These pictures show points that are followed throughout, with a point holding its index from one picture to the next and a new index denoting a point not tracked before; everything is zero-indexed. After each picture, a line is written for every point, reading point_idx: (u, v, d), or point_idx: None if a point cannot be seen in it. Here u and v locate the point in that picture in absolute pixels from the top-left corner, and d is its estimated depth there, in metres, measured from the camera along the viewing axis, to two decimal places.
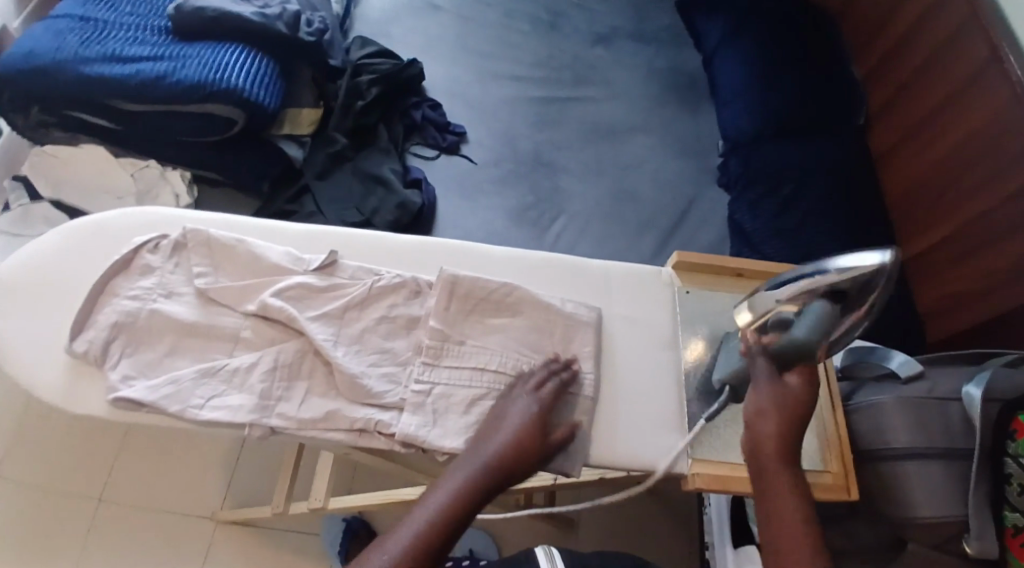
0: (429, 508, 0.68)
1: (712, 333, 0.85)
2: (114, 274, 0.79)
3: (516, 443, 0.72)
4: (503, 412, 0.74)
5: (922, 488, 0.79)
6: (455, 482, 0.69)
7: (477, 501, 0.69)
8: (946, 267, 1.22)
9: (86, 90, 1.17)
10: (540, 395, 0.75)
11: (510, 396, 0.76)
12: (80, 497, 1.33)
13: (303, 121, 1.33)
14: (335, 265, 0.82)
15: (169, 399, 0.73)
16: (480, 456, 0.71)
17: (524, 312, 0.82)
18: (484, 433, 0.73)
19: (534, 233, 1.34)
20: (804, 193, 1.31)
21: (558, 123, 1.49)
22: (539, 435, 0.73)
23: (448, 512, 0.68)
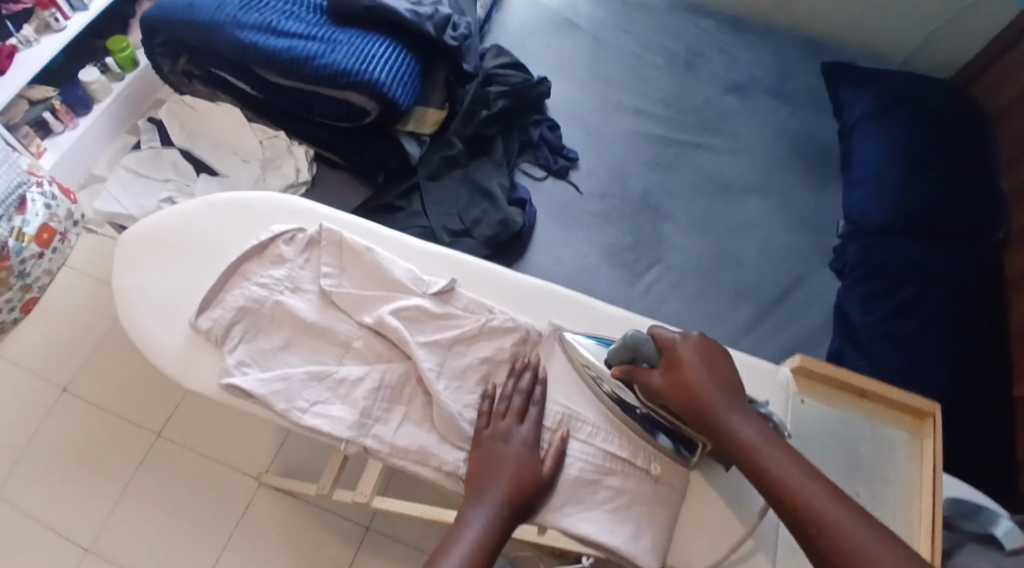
0: (449, 562, 0.66)
1: (814, 443, 0.90)
2: (248, 258, 0.82)
3: (517, 482, 0.72)
4: (489, 448, 0.74)
5: None
6: (472, 530, 0.69)
7: (491, 550, 0.68)
8: None
9: (240, 55, 1.20)
10: (528, 430, 0.75)
11: (499, 431, 0.75)
12: (142, 428, 1.36)
13: (428, 121, 1.34)
14: (452, 292, 0.83)
15: (278, 395, 0.74)
16: (489, 499, 0.70)
17: None
18: (482, 472, 0.72)
19: (627, 276, 1.34)
20: (916, 301, 1.30)
21: (675, 170, 1.48)
22: (529, 469, 0.73)
23: (467, 565, 0.66)
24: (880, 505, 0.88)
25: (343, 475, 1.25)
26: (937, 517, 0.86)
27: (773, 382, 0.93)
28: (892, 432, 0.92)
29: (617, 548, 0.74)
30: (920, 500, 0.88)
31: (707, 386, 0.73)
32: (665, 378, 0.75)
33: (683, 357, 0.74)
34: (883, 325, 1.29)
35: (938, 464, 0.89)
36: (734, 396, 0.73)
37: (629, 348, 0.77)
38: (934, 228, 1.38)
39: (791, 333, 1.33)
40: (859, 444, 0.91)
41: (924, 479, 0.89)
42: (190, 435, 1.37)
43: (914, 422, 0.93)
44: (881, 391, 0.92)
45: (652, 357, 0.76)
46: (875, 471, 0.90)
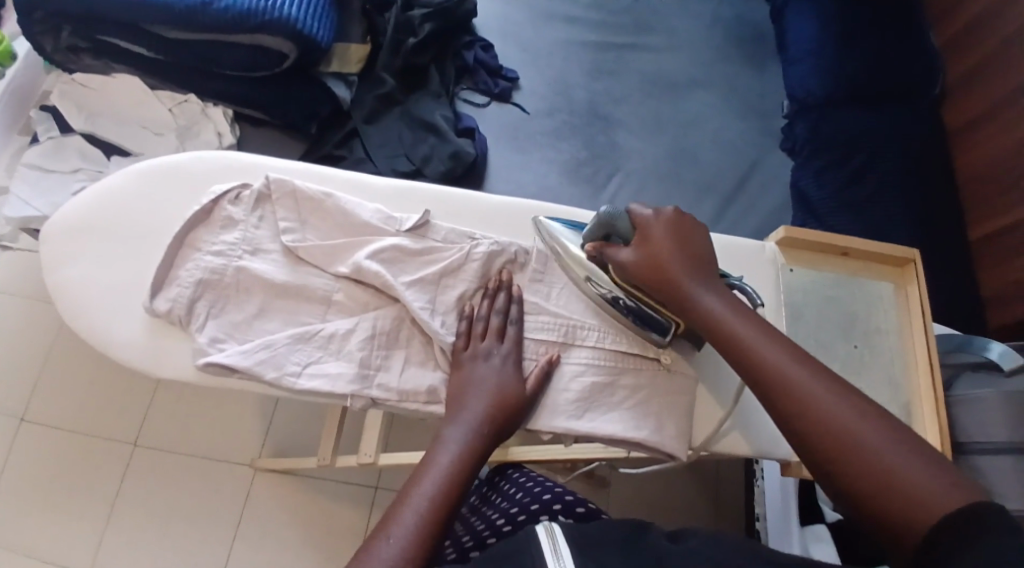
0: (423, 483, 0.62)
1: (813, 311, 0.88)
2: (194, 225, 0.73)
3: (496, 400, 0.68)
4: (467, 369, 0.70)
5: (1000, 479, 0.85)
6: (446, 455, 0.64)
7: (473, 468, 0.65)
8: (1006, 257, 1.25)
9: (129, 15, 1.07)
10: (507, 349, 0.71)
11: (478, 351, 0.70)
12: (115, 440, 1.27)
13: (352, 59, 1.25)
14: (428, 226, 0.76)
15: (265, 365, 0.68)
16: (465, 421, 0.66)
17: None
18: (456, 396, 0.68)
19: (588, 190, 1.30)
20: (873, 164, 1.30)
21: (618, 74, 1.42)
22: (509, 387, 0.69)
23: (443, 488, 0.62)
24: (882, 357, 0.87)
25: (341, 441, 1.21)
26: (934, 356, 0.86)
27: (759, 259, 0.90)
28: (880, 285, 0.91)
29: (648, 441, 0.71)
30: (916, 344, 0.88)
31: (677, 267, 0.69)
32: (637, 255, 0.70)
33: (653, 240, 0.70)
34: (842, 193, 1.28)
35: (927, 309, 0.88)
36: (703, 272, 0.69)
37: (604, 225, 0.73)
38: (883, 90, 1.36)
39: (759, 217, 1.32)
40: (853, 302, 0.89)
41: (915, 324, 0.88)
42: (167, 436, 1.28)
43: (897, 272, 0.92)
44: (866, 247, 0.90)
45: (626, 234, 0.72)
46: (870, 325, 0.88)
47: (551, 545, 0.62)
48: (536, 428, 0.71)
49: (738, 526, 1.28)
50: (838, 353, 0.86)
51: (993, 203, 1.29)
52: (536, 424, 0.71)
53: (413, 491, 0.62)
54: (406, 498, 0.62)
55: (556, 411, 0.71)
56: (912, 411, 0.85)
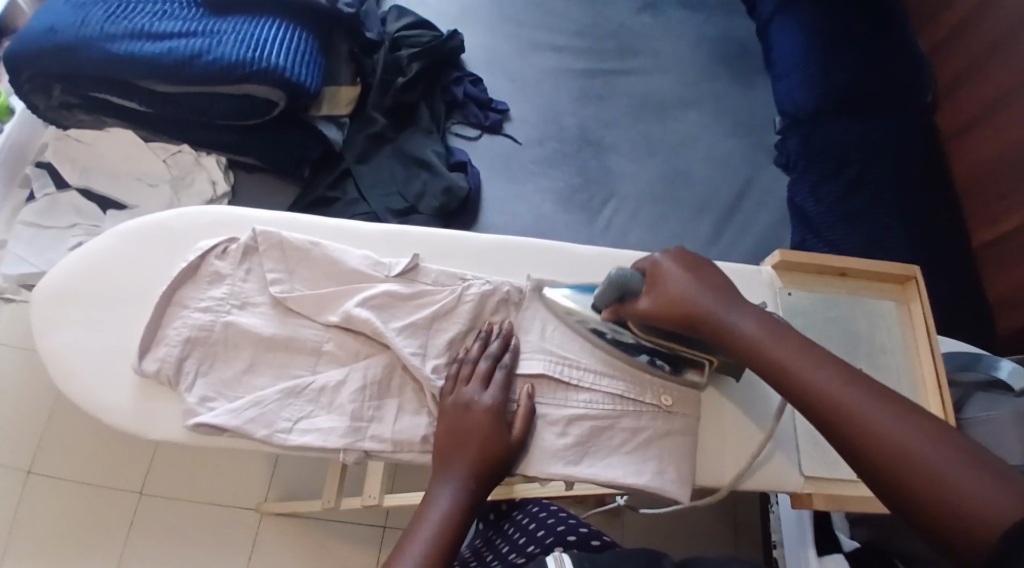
0: (415, 544, 0.63)
1: (816, 331, 0.87)
2: (181, 282, 0.73)
3: (484, 452, 0.67)
4: (456, 416, 0.68)
5: None
6: (437, 512, 0.65)
7: (461, 527, 0.65)
8: (1010, 262, 1.24)
9: (117, 72, 1.08)
10: (493, 393, 0.69)
11: (462, 397, 0.68)
12: (122, 490, 1.25)
13: (342, 99, 1.25)
14: (417, 269, 0.76)
15: (255, 423, 0.67)
16: (454, 476, 0.66)
17: None
18: (444, 448, 0.67)
19: (584, 217, 1.29)
20: (866, 178, 1.29)
21: (607, 99, 1.42)
22: (495, 439, 0.67)
23: (437, 544, 0.63)
24: (886, 376, 0.85)
25: (346, 484, 1.19)
26: (940, 372, 0.85)
27: (756, 283, 0.88)
28: (879, 303, 0.89)
29: (648, 486, 0.70)
30: (921, 362, 0.86)
31: (691, 293, 0.68)
32: (650, 297, 0.70)
33: (663, 276, 0.70)
34: (837, 207, 1.27)
35: (930, 325, 0.87)
36: (724, 293, 0.68)
37: (614, 288, 0.71)
38: (870, 103, 1.36)
39: (757, 235, 1.31)
40: (852, 321, 0.88)
41: (919, 341, 0.87)
42: (175, 485, 1.27)
43: (894, 288, 0.91)
44: (864, 266, 0.89)
45: (636, 289, 0.71)
46: (873, 344, 0.87)
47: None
48: (530, 473, 0.69)
49: (756, 550, 1.27)
50: None
51: (993, 208, 1.28)
52: (530, 470, 0.69)
53: (405, 550, 0.63)
54: (401, 556, 0.62)
55: (550, 458, 0.70)
56: None
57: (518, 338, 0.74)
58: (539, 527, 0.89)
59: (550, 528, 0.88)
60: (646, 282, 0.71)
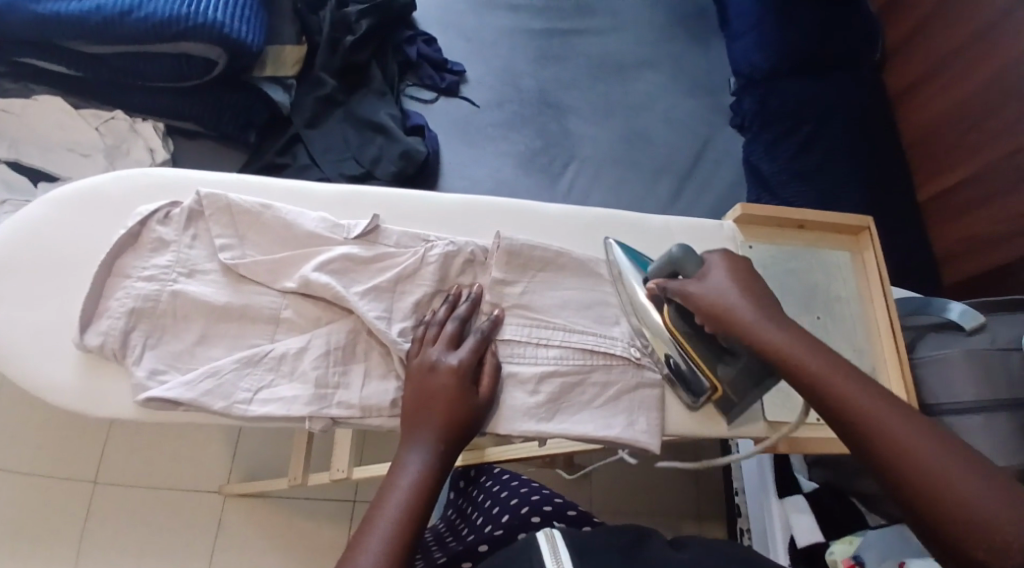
0: (387, 511, 0.59)
1: (780, 284, 0.86)
2: (122, 250, 0.68)
3: (451, 414, 0.64)
4: (422, 378, 0.65)
5: (982, 438, 0.86)
6: (407, 479, 0.61)
7: (432, 494, 0.61)
8: (957, 215, 1.24)
9: (43, 33, 1.01)
10: (460, 355, 0.66)
11: (427, 359, 0.66)
12: (75, 479, 1.20)
13: (288, 60, 1.20)
14: (378, 230, 0.72)
15: (211, 395, 0.63)
16: (425, 443, 0.63)
17: (570, 269, 0.76)
18: (413, 412, 0.64)
19: (545, 178, 1.26)
20: (824, 134, 1.29)
21: (564, 60, 1.39)
22: (461, 399, 0.65)
23: (408, 509, 0.60)
24: (843, 326, 0.86)
25: (312, 460, 1.16)
26: (894, 321, 0.85)
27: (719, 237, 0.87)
28: (835, 255, 0.89)
29: (620, 439, 0.69)
30: (875, 311, 0.86)
31: (731, 299, 0.64)
32: (693, 296, 0.66)
33: (710, 279, 0.66)
34: (796, 163, 1.27)
35: (882, 274, 0.87)
36: (768, 304, 0.64)
37: (669, 266, 0.69)
38: (827, 58, 1.36)
39: (718, 194, 1.30)
40: (812, 273, 0.87)
41: (874, 291, 0.87)
42: (132, 471, 1.21)
43: (851, 240, 0.91)
44: (821, 218, 0.88)
45: (690, 273, 0.68)
46: (830, 295, 0.87)
47: (553, 553, 0.58)
48: (502, 432, 0.67)
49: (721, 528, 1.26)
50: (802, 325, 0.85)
51: (938, 162, 1.28)
52: (500, 428, 0.67)
53: (375, 519, 0.59)
54: (373, 524, 0.58)
55: (520, 417, 0.68)
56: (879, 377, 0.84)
57: (485, 298, 0.72)
58: (515, 497, 0.87)
59: (526, 498, 0.86)
60: (700, 272, 0.67)
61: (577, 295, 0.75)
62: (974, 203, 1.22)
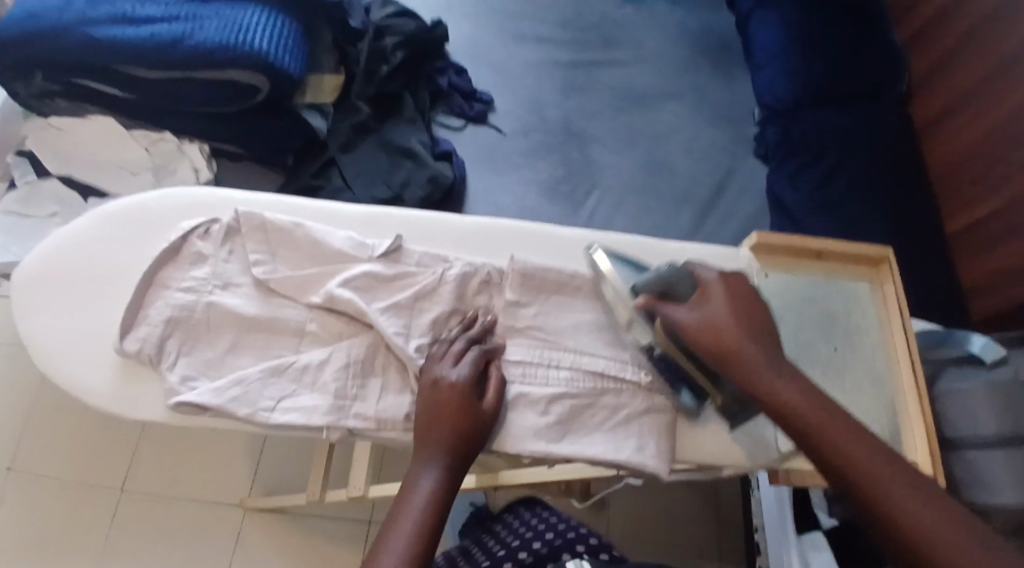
0: (401, 529, 0.61)
1: (798, 313, 0.88)
2: (162, 264, 0.72)
3: (459, 428, 0.66)
4: (431, 392, 0.67)
5: (1006, 473, 0.86)
6: (420, 496, 0.63)
7: (444, 511, 0.64)
8: (983, 249, 1.25)
9: (98, 56, 1.07)
10: (468, 368, 0.69)
11: (436, 375, 0.68)
12: (105, 486, 1.23)
13: (327, 88, 1.26)
14: (400, 251, 0.76)
15: (238, 402, 0.66)
16: (435, 459, 0.65)
17: (586, 292, 0.78)
18: (423, 428, 0.66)
19: (569, 205, 1.29)
20: (844, 168, 1.31)
21: (590, 91, 1.43)
22: (468, 413, 0.67)
23: (421, 527, 0.62)
24: (861, 354, 0.87)
25: (331, 474, 1.18)
26: (913, 350, 0.86)
27: (733, 265, 0.91)
28: (854, 285, 0.91)
29: (630, 462, 0.70)
30: (895, 340, 0.88)
31: (738, 340, 0.66)
32: (696, 326, 0.67)
33: (715, 315, 0.67)
34: (818, 196, 1.28)
35: (903, 304, 0.89)
36: (772, 350, 0.66)
37: (663, 284, 0.71)
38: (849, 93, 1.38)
39: (741, 224, 1.32)
40: (829, 302, 0.89)
41: (893, 321, 0.88)
42: (158, 480, 1.25)
43: (869, 270, 0.93)
44: (841, 249, 0.91)
45: (685, 295, 0.70)
46: (848, 324, 0.89)
47: None
48: (515, 449, 0.69)
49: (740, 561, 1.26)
50: (820, 354, 0.86)
51: (965, 196, 1.29)
52: (511, 446, 0.69)
53: (391, 536, 0.61)
54: (388, 542, 0.61)
55: (534, 436, 0.70)
56: (898, 408, 0.85)
57: (501, 323, 0.75)
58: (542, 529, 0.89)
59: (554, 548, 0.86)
60: (700, 300, 0.69)
61: (593, 318, 0.77)
62: (1000, 237, 1.22)
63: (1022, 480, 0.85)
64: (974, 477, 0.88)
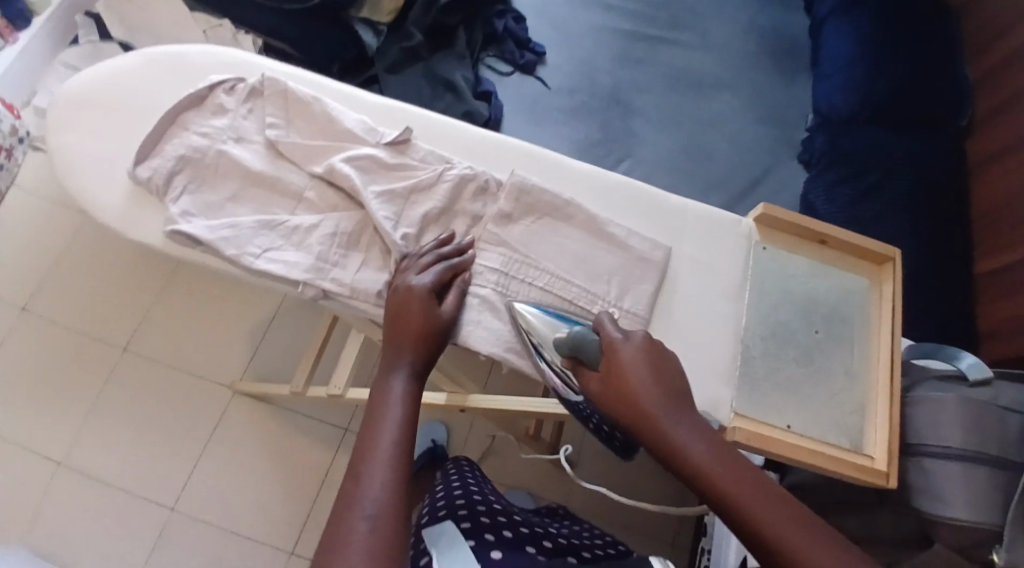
0: (383, 437, 0.61)
1: (784, 292, 0.81)
2: (186, 107, 0.77)
3: (421, 328, 0.69)
4: (401, 294, 0.70)
5: (956, 486, 0.75)
6: (395, 401, 0.64)
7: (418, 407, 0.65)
8: None
9: None
10: (435, 273, 0.72)
11: (403, 281, 0.71)
12: (108, 342, 1.30)
13: (384, 8, 1.28)
14: (408, 143, 0.79)
15: (227, 242, 0.71)
16: (401, 361, 0.67)
17: (576, 219, 0.79)
18: (391, 334, 0.69)
19: (597, 168, 1.32)
20: (888, 182, 1.24)
21: (645, 64, 1.44)
22: (430, 316, 0.70)
23: (400, 433, 0.61)
24: (841, 350, 0.79)
25: (316, 372, 1.23)
26: (897, 354, 0.78)
27: (732, 231, 0.84)
28: (853, 278, 0.82)
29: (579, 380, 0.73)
30: (880, 340, 0.79)
31: (645, 403, 0.63)
32: (603, 390, 0.65)
33: (622, 365, 0.64)
34: (848, 210, 1.23)
35: (898, 307, 0.80)
36: (682, 406, 0.63)
37: (572, 344, 0.67)
38: (918, 107, 1.29)
39: None
40: (818, 288, 0.81)
41: (884, 322, 0.80)
42: (159, 344, 1.31)
43: (874, 269, 0.84)
44: (847, 238, 0.82)
45: (593, 354, 0.66)
46: (835, 313, 0.80)
47: None
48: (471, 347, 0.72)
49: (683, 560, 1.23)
50: (797, 338, 0.79)
51: None
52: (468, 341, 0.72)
53: (372, 443, 0.60)
54: (373, 449, 0.60)
55: (490, 338, 0.72)
56: (867, 409, 0.77)
57: (488, 229, 0.77)
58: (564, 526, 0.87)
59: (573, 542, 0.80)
60: (604, 354, 0.66)
61: (578, 242, 0.79)
62: None
63: (971, 498, 0.74)
64: (925, 487, 0.77)
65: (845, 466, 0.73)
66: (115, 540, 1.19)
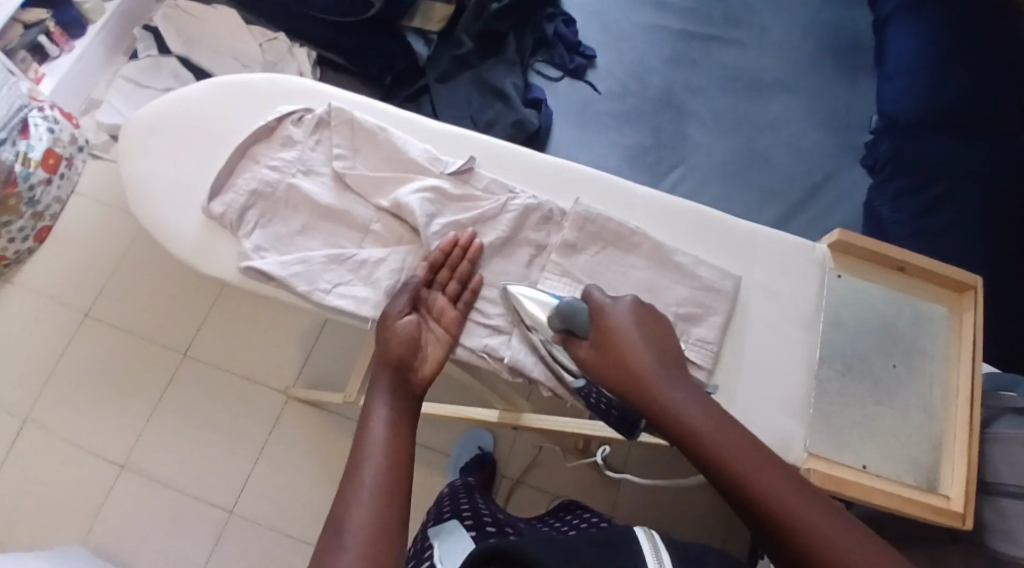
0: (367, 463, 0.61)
1: (860, 322, 0.81)
2: (256, 139, 0.79)
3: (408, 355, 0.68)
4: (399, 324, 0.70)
5: None
6: (378, 425, 0.64)
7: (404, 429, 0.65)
8: None
9: None
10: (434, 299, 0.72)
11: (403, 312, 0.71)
12: (167, 347, 1.33)
13: (435, 16, 1.30)
14: (471, 172, 0.79)
15: (299, 277, 0.72)
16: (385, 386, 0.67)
17: (643, 250, 0.78)
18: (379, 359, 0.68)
19: (648, 178, 1.31)
20: (959, 194, 1.17)
21: (699, 66, 1.41)
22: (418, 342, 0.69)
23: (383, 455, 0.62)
24: (917, 383, 0.79)
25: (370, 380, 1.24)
26: (976, 388, 0.77)
27: (805, 258, 0.83)
28: (930, 306, 0.81)
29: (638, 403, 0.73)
30: (959, 373, 0.78)
31: (636, 365, 0.67)
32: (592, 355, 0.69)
33: (613, 331, 0.69)
34: (916, 222, 1.18)
35: (979, 339, 0.79)
36: (670, 369, 0.68)
37: (564, 317, 0.70)
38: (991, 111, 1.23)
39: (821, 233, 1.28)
40: (897, 317, 0.81)
41: (962, 354, 0.79)
42: (217, 348, 1.33)
43: (952, 296, 0.83)
44: (926, 265, 0.81)
45: (583, 325, 0.70)
46: (910, 346, 0.80)
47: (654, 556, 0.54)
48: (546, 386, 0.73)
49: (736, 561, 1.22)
50: (871, 370, 0.79)
51: None
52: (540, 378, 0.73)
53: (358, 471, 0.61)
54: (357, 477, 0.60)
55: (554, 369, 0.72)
56: (942, 444, 0.77)
57: (554, 259, 0.77)
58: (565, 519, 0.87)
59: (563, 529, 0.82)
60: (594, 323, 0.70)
61: (643, 274, 0.78)
62: None
63: None
64: (1001, 527, 0.80)
65: (922, 508, 0.73)
66: (177, 542, 1.23)
